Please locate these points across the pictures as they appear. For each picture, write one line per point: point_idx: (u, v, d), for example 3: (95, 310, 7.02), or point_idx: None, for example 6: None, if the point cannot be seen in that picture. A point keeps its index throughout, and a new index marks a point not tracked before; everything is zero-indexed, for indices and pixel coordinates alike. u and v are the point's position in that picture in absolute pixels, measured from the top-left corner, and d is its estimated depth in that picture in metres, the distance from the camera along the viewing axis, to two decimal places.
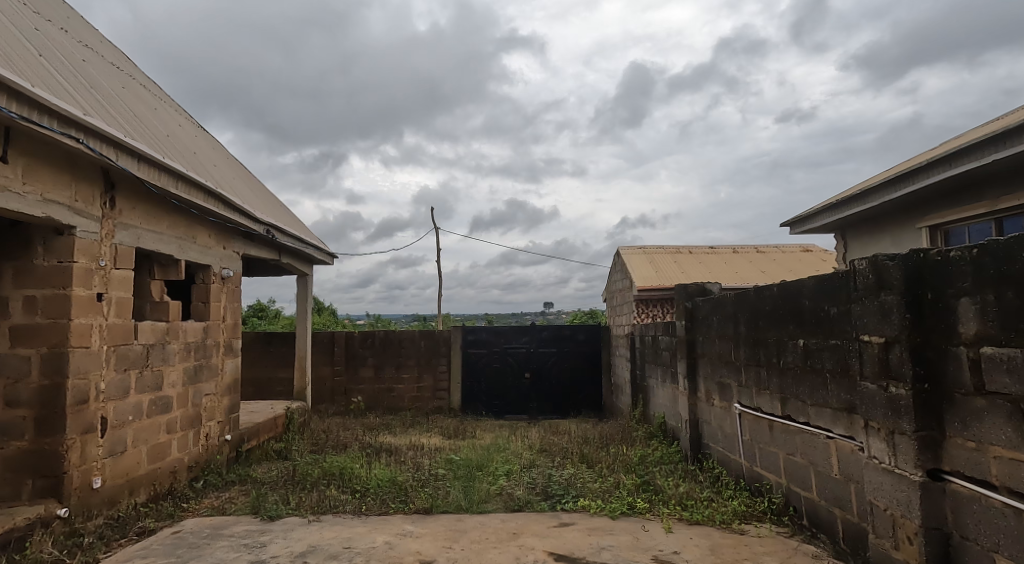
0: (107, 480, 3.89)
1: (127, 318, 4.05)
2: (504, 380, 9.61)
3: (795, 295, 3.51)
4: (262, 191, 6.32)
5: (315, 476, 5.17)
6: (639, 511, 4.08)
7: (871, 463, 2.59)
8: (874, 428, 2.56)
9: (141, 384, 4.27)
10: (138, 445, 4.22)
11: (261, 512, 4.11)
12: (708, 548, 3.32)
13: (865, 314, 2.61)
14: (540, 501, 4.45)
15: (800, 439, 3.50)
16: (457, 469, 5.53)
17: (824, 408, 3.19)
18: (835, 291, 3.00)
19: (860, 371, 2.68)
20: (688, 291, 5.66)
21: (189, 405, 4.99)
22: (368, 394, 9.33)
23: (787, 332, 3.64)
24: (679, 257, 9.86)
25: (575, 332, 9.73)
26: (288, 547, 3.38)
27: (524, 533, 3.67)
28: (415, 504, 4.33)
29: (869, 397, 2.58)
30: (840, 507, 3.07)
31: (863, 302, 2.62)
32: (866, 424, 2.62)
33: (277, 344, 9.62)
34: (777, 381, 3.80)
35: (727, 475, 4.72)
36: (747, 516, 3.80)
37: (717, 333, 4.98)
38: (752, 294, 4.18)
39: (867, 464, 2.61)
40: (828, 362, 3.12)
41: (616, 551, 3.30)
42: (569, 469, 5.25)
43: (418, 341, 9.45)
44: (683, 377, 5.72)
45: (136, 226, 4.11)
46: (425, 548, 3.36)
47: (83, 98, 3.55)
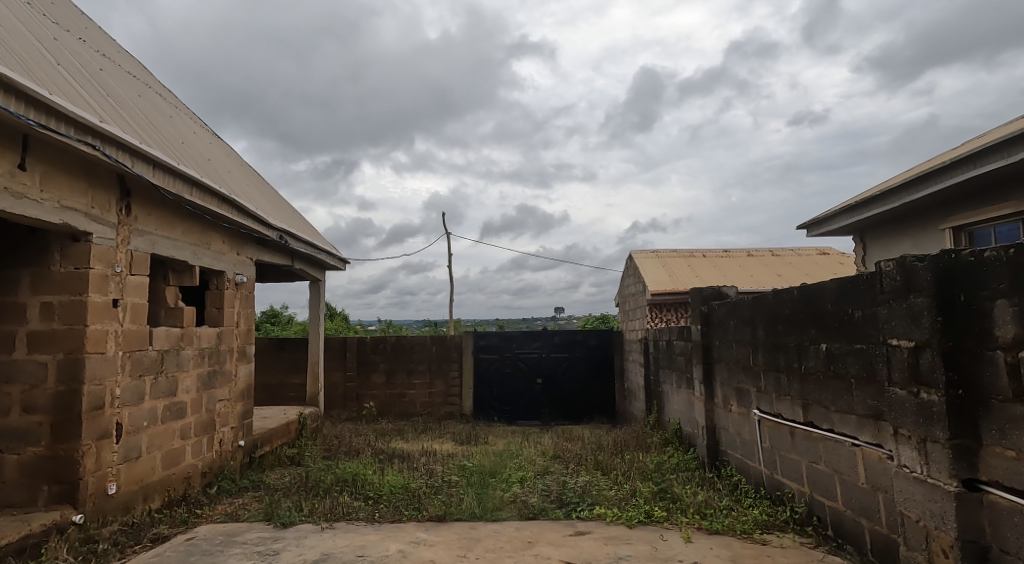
0: (122, 486, 3.86)
1: (142, 324, 4.03)
2: (516, 386, 9.55)
3: (817, 298, 3.43)
4: (274, 197, 6.31)
5: (327, 482, 5.13)
6: (656, 520, 4.00)
7: (902, 472, 2.51)
8: (905, 436, 2.48)
9: (155, 390, 4.25)
10: (152, 451, 4.20)
11: (274, 519, 4.08)
12: (728, 558, 3.23)
13: (893, 318, 2.54)
14: (555, 509, 4.39)
15: (823, 446, 3.41)
16: (470, 475, 5.47)
17: (849, 415, 3.11)
18: (860, 293, 2.93)
19: (888, 377, 2.60)
20: (704, 295, 5.58)
21: (203, 411, 4.96)
22: (380, 400, 9.30)
23: (808, 336, 3.56)
24: (692, 261, 9.77)
25: (587, 337, 9.65)
26: (301, 554, 3.33)
27: (540, 542, 3.60)
28: (429, 511, 4.28)
29: (899, 404, 2.50)
30: (866, 517, 2.98)
31: (891, 306, 2.55)
32: (897, 432, 2.54)
33: (289, 350, 9.62)
34: (799, 386, 3.71)
35: (747, 483, 4.63)
36: (768, 526, 3.71)
37: (734, 337, 4.89)
38: (770, 298, 4.10)
39: (897, 473, 2.53)
40: (853, 367, 3.04)
41: (634, 561, 3.22)
42: (583, 476, 5.17)
43: (429, 346, 9.41)
44: (699, 382, 5.63)
45: (152, 232, 4.10)
46: (439, 556, 3.31)
47: (99, 106, 3.54)
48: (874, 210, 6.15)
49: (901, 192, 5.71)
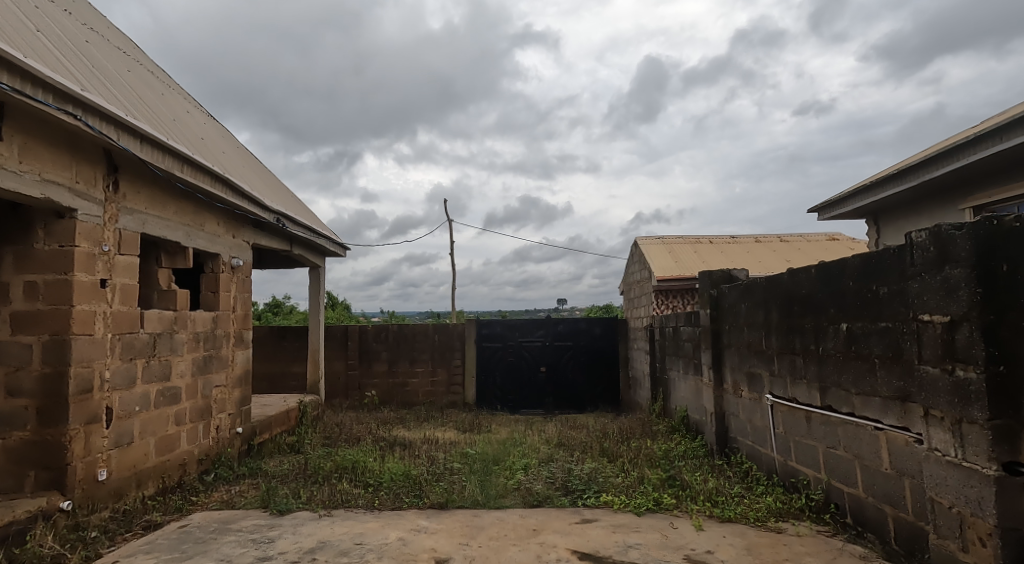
0: (113, 472, 3.72)
1: (133, 305, 3.88)
2: (519, 375, 9.41)
3: (837, 277, 3.27)
4: (271, 180, 6.14)
5: (326, 470, 5.00)
6: (666, 508, 3.86)
7: (932, 456, 2.36)
8: (937, 417, 2.33)
9: (148, 374, 4.11)
10: (145, 437, 4.06)
11: (271, 506, 3.95)
12: (743, 548, 3.08)
13: (924, 292, 2.38)
14: (561, 496, 4.25)
15: (843, 431, 3.26)
16: (473, 463, 5.32)
17: (872, 398, 2.96)
18: (886, 269, 2.77)
19: (918, 355, 2.44)
20: (714, 278, 5.41)
21: (199, 397, 4.83)
22: (382, 389, 9.17)
23: (826, 316, 3.40)
24: (699, 247, 9.58)
25: (591, 326, 9.50)
26: (297, 542, 3.19)
27: (545, 530, 3.46)
28: (430, 498, 4.16)
29: (931, 384, 2.35)
30: (890, 504, 2.84)
31: (921, 280, 2.38)
32: (927, 414, 2.39)
33: (290, 338, 9.50)
34: (816, 369, 3.55)
35: (758, 470, 4.48)
36: (783, 514, 3.57)
37: (745, 321, 4.73)
38: (785, 278, 3.93)
39: (927, 456, 2.38)
40: (876, 346, 2.88)
41: (644, 550, 3.06)
42: (589, 463, 5.03)
43: (432, 335, 9.27)
44: (707, 368, 5.46)
45: (142, 211, 3.94)
46: (440, 544, 3.17)
47: (83, 75, 3.37)
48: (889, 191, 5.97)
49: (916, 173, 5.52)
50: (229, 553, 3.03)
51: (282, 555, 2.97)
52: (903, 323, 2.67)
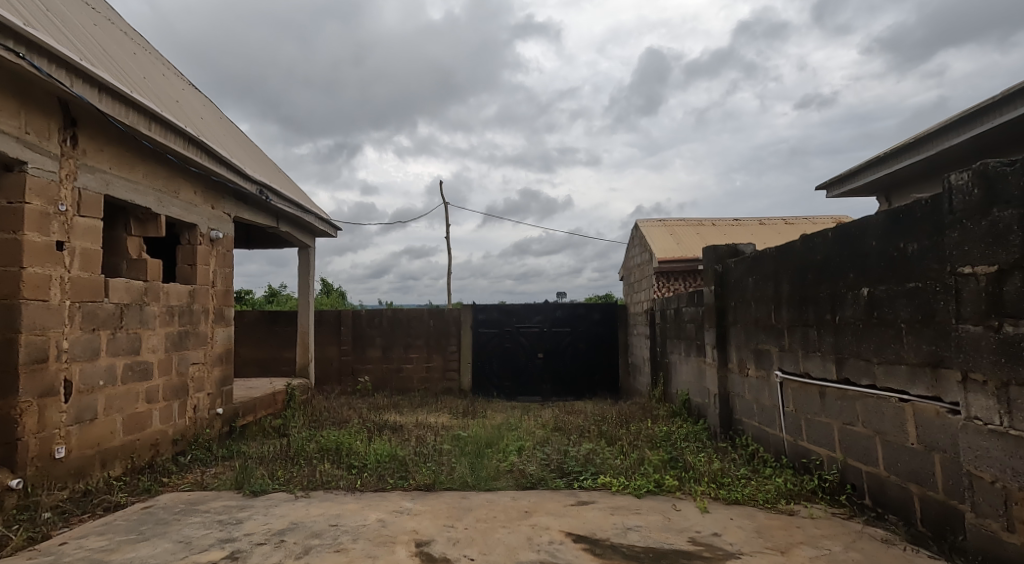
0: (73, 450, 3.46)
1: (96, 271, 3.59)
2: (516, 361, 9.13)
3: (857, 238, 2.98)
4: (255, 151, 5.84)
5: (310, 452, 4.73)
6: (668, 490, 3.60)
7: (972, 426, 2.10)
8: (978, 382, 2.07)
9: (113, 346, 3.82)
10: (111, 413, 3.79)
11: (245, 487, 3.69)
12: (753, 530, 2.82)
13: (965, 241, 2.11)
14: (556, 478, 3.99)
15: (862, 405, 2.99)
16: (464, 446, 5.05)
17: (897, 367, 2.69)
18: (918, 222, 2.49)
19: (954, 313, 2.18)
20: (719, 253, 5.13)
21: (174, 374, 4.55)
22: (376, 374, 8.87)
23: (844, 282, 3.12)
24: (701, 230, 9.26)
25: (591, 311, 9.21)
26: (266, 523, 2.92)
27: (537, 512, 3.20)
28: (416, 479, 3.90)
29: (972, 345, 2.08)
30: (918, 482, 2.58)
31: (961, 228, 2.11)
32: (966, 378, 2.13)
33: (282, 324, 9.12)
34: (832, 340, 3.27)
35: (766, 452, 4.20)
36: (794, 496, 3.31)
37: (752, 296, 4.44)
38: (797, 245, 3.65)
39: (965, 426, 2.12)
40: (903, 310, 2.61)
41: (645, 532, 2.80)
42: (586, 445, 4.76)
43: (427, 320, 8.95)
44: (711, 347, 5.17)
45: (105, 170, 3.64)
46: (423, 526, 2.90)
47: (31, 14, 3.06)
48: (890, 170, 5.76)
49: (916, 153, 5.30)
50: (190, 534, 2.75)
51: (247, 537, 2.70)
52: (937, 281, 2.40)
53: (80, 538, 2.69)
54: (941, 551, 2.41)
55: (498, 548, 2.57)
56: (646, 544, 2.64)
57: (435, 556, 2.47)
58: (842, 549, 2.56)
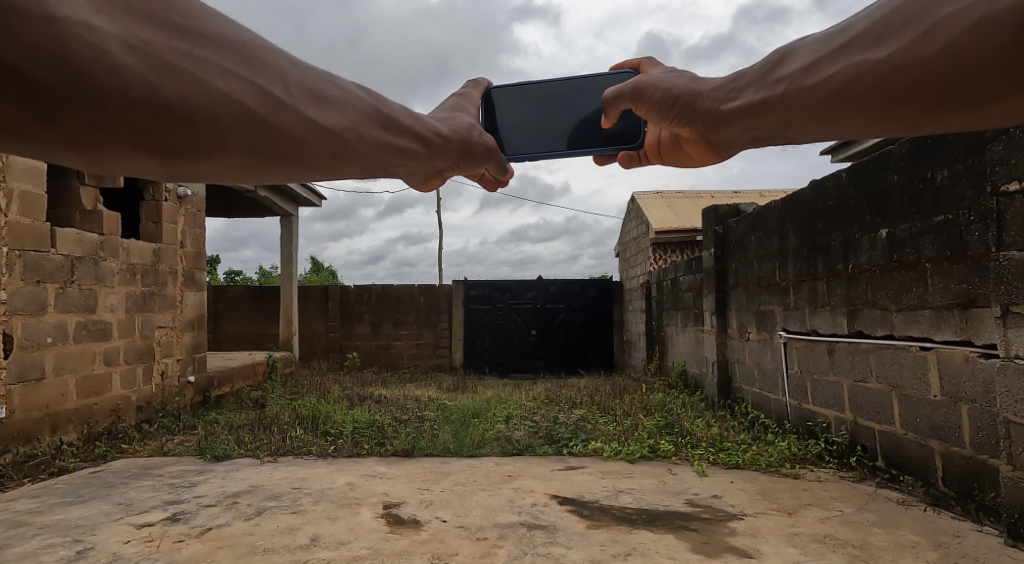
0: (16, 411, 3.22)
1: (39, 218, 3.38)
2: (508, 337, 8.56)
3: (876, 174, 2.73)
4: None
5: (285, 421, 4.43)
6: (662, 456, 3.34)
7: (1017, 365, 1.95)
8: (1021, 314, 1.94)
9: (64, 302, 3.58)
10: (62, 374, 3.55)
11: (207, 452, 3.45)
12: (756, 493, 2.57)
13: (1013, 153, 1.97)
14: (543, 445, 3.72)
15: (877, 358, 2.74)
16: (449, 415, 4.78)
17: (920, 311, 2.48)
18: (951, 144, 2.30)
19: (998, 240, 2.04)
20: (719, 214, 4.71)
21: (137, 337, 4.26)
22: (365, 351, 8.35)
23: (861, 225, 2.86)
24: (700, 201, 8.82)
25: (585, 288, 8.71)
26: (222, 486, 2.66)
27: (521, 476, 2.94)
28: (394, 445, 3.64)
29: (1019, 272, 1.95)
30: (939, 438, 2.36)
31: (1007, 138, 1.99)
32: (1006, 312, 2.01)
33: (269, 299, 8.13)
34: (844, 292, 3.00)
35: (767, 419, 3.89)
36: (800, 461, 3.07)
37: (754, 254, 4.08)
38: (807, 191, 3.36)
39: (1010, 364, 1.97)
40: (928, 248, 2.42)
41: (638, 495, 2.55)
42: (577, 414, 4.49)
43: (417, 297, 8.43)
44: (710, 314, 4.78)
45: None
46: (394, 489, 2.63)
47: None
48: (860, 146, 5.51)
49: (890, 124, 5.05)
50: (134, 496, 2.48)
51: (197, 499, 2.43)
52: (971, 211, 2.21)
53: (9, 501, 2.43)
54: (967, 512, 2.20)
55: (474, 510, 2.31)
56: (638, 505, 2.39)
57: (404, 517, 2.21)
58: (855, 510, 2.31)
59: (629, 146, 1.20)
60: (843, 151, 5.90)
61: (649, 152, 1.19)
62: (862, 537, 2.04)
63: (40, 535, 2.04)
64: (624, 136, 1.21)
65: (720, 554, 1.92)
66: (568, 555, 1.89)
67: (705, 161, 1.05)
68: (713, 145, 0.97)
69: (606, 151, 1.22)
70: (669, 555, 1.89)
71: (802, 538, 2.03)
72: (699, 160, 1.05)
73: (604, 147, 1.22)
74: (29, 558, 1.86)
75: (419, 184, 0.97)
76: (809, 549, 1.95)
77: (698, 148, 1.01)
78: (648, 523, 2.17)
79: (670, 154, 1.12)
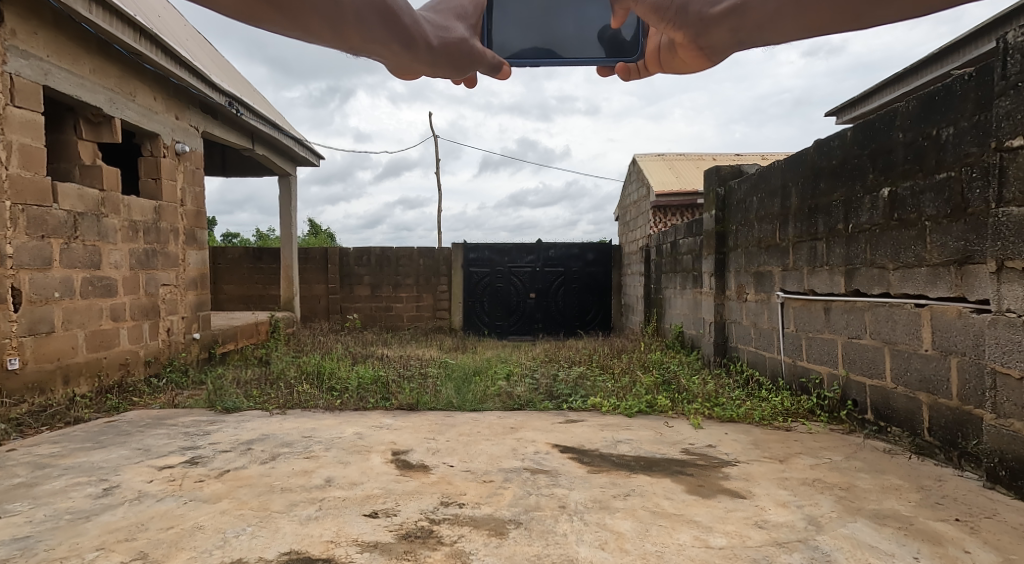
0: (29, 362, 3.35)
1: (40, 171, 3.41)
2: (507, 300, 8.61)
3: (881, 132, 2.76)
4: (215, 64, 5.48)
5: (291, 376, 4.51)
6: (660, 410, 3.45)
7: (1007, 318, 2.07)
8: (1017, 270, 2.04)
9: (69, 258, 3.63)
10: (71, 328, 3.63)
11: (217, 405, 3.56)
12: (749, 443, 2.67)
13: (1019, 109, 2.05)
14: (544, 401, 3.82)
15: (872, 316, 2.82)
16: (450, 373, 4.88)
17: (914, 269, 2.56)
18: (959, 101, 2.36)
19: (996, 194, 2.13)
20: (721, 174, 4.69)
21: (141, 293, 4.29)
22: (365, 312, 8.41)
23: (863, 183, 2.90)
24: (702, 163, 8.76)
25: (585, 252, 8.70)
26: (235, 434, 2.76)
27: (523, 428, 3.04)
28: (398, 400, 3.75)
29: (1016, 229, 2.04)
30: (928, 390, 2.47)
31: (1016, 92, 2.06)
32: (1001, 268, 2.10)
33: (269, 260, 8.15)
34: (843, 252, 3.06)
35: (761, 376, 3.97)
36: (792, 415, 3.17)
37: (756, 215, 4.11)
38: (810, 150, 3.38)
39: (1008, 317, 2.07)
40: (929, 206, 2.49)
41: (636, 444, 2.65)
42: (576, 372, 4.58)
43: (417, 260, 8.43)
44: (709, 275, 4.80)
45: (43, 58, 3.42)
46: (401, 439, 2.73)
47: None
48: (866, 107, 5.48)
49: (895, 86, 5.03)
50: (151, 443, 2.58)
51: (212, 445, 2.53)
52: (975, 168, 2.30)
53: (32, 446, 2.52)
54: (950, 459, 2.34)
55: (479, 457, 2.41)
56: (636, 454, 2.49)
57: (412, 463, 2.31)
58: (844, 458, 2.42)
59: (626, 58, 1.13)
60: (847, 113, 5.87)
61: (649, 64, 1.14)
62: (849, 481, 2.15)
63: (66, 475, 2.14)
64: (624, 47, 1.13)
65: (715, 495, 2.02)
66: (571, 496, 1.99)
67: (697, 67, 1.16)
68: (705, 50, 1.10)
69: (604, 63, 1.12)
70: (666, 496, 1.99)
71: (794, 481, 2.14)
72: (690, 67, 1.16)
73: (603, 59, 1.12)
74: (60, 494, 1.97)
75: (405, 72, 1.13)
76: (799, 491, 2.05)
77: (690, 53, 1.12)
78: (647, 469, 2.27)
79: (663, 64, 1.14)
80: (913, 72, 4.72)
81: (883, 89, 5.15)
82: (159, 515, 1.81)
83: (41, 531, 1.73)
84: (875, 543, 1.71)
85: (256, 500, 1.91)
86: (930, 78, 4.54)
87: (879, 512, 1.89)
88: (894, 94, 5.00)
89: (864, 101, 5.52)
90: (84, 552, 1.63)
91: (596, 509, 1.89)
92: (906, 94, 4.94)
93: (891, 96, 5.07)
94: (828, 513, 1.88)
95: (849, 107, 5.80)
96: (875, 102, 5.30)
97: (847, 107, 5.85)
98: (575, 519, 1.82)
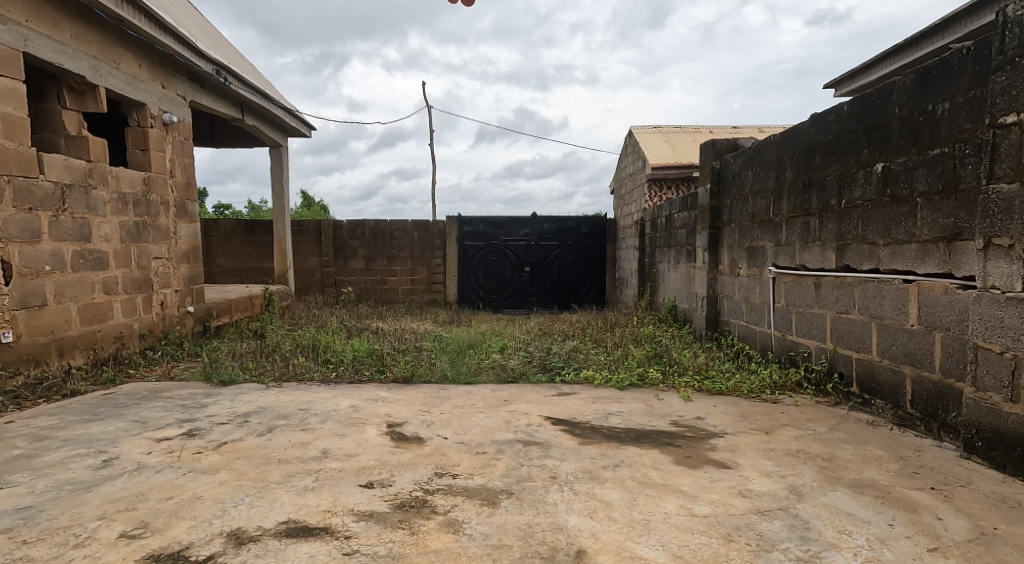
0: (22, 336, 3.38)
1: (24, 142, 3.38)
2: (501, 274, 8.63)
3: (878, 107, 2.75)
4: (202, 32, 5.36)
5: (286, 350, 4.53)
6: (652, 383, 3.50)
7: (989, 295, 2.12)
8: (1003, 247, 2.08)
9: (59, 230, 3.62)
10: (63, 301, 3.64)
11: (213, 378, 3.60)
12: (737, 415, 2.73)
13: (1015, 85, 2.06)
14: (537, 374, 3.86)
15: (860, 291, 2.85)
16: (444, 346, 4.91)
17: (905, 245, 2.59)
18: (956, 75, 2.36)
19: (988, 169, 2.15)
20: (717, 147, 4.67)
21: (134, 267, 4.28)
22: (360, 285, 8.41)
23: (858, 159, 2.91)
24: (699, 136, 8.70)
25: (579, 225, 8.69)
26: (231, 407, 2.79)
27: (516, 401, 3.08)
28: (393, 373, 3.78)
29: (1005, 206, 2.07)
30: (912, 363, 2.52)
31: (1013, 68, 2.06)
32: (988, 245, 2.13)
33: (261, 233, 8.12)
34: (835, 227, 3.07)
35: (752, 349, 4.02)
36: (780, 387, 3.22)
37: (750, 190, 4.11)
38: (807, 125, 3.37)
39: (991, 293, 2.11)
40: (921, 182, 2.51)
41: (626, 417, 2.70)
42: (569, 345, 4.63)
43: (411, 233, 8.39)
44: (702, 250, 4.81)
45: (22, 23, 3.37)
46: (396, 411, 2.76)
47: None
48: (865, 80, 5.44)
49: (895, 59, 4.98)
50: (148, 415, 2.61)
51: (209, 418, 2.56)
52: (969, 144, 2.32)
53: (31, 418, 2.55)
54: (930, 430, 2.42)
55: (474, 429, 2.45)
56: (627, 426, 2.54)
57: (407, 435, 2.35)
58: (827, 429, 2.48)
59: None
60: (846, 84, 5.82)
61: None
62: (832, 451, 2.20)
63: (65, 446, 2.17)
64: None
65: (701, 465, 2.07)
66: (562, 466, 2.04)
67: None
68: None
69: None
70: (655, 467, 2.04)
71: (778, 452, 2.19)
72: None
73: None
74: (60, 465, 2.00)
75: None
76: (783, 461, 2.11)
77: None
78: (636, 441, 2.32)
79: None
80: (913, 43, 4.68)
81: (882, 61, 5.11)
82: (158, 486, 1.85)
83: (42, 501, 1.77)
84: (853, 511, 1.77)
85: (254, 471, 1.95)
86: (930, 50, 4.51)
87: (858, 481, 1.95)
88: (894, 67, 4.95)
89: (863, 72, 5.47)
90: (85, 521, 1.67)
91: (586, 480, 1.94)
92: (905, 67, 4.91)
93: (890, 70, 5.03)
94: (810, 482, 1.94)
95: (849, 78, 5.73)
96: (874, 75, 5.26)
97: (846, 79, 5.79)
98: (565, 488, 1.87)
